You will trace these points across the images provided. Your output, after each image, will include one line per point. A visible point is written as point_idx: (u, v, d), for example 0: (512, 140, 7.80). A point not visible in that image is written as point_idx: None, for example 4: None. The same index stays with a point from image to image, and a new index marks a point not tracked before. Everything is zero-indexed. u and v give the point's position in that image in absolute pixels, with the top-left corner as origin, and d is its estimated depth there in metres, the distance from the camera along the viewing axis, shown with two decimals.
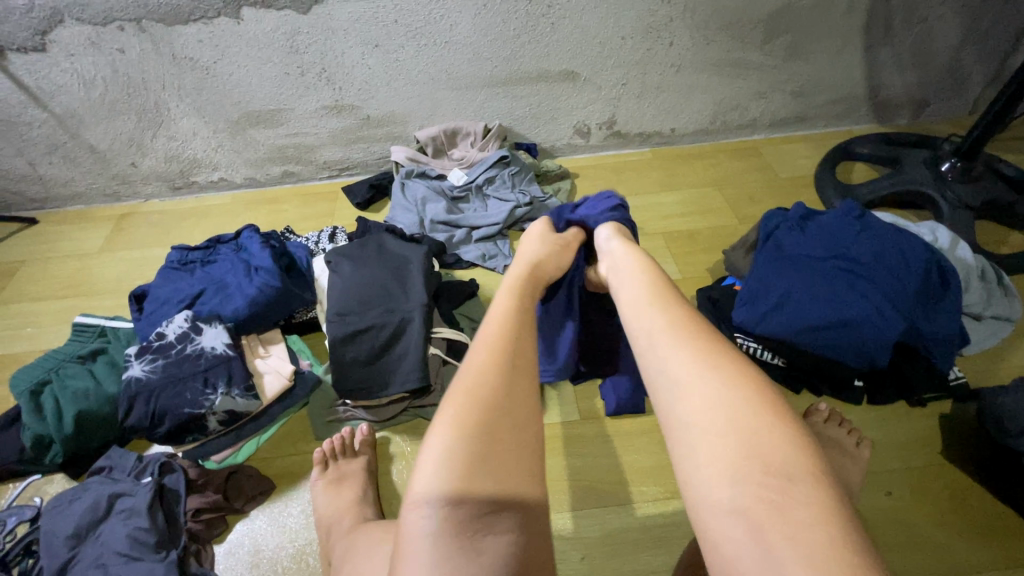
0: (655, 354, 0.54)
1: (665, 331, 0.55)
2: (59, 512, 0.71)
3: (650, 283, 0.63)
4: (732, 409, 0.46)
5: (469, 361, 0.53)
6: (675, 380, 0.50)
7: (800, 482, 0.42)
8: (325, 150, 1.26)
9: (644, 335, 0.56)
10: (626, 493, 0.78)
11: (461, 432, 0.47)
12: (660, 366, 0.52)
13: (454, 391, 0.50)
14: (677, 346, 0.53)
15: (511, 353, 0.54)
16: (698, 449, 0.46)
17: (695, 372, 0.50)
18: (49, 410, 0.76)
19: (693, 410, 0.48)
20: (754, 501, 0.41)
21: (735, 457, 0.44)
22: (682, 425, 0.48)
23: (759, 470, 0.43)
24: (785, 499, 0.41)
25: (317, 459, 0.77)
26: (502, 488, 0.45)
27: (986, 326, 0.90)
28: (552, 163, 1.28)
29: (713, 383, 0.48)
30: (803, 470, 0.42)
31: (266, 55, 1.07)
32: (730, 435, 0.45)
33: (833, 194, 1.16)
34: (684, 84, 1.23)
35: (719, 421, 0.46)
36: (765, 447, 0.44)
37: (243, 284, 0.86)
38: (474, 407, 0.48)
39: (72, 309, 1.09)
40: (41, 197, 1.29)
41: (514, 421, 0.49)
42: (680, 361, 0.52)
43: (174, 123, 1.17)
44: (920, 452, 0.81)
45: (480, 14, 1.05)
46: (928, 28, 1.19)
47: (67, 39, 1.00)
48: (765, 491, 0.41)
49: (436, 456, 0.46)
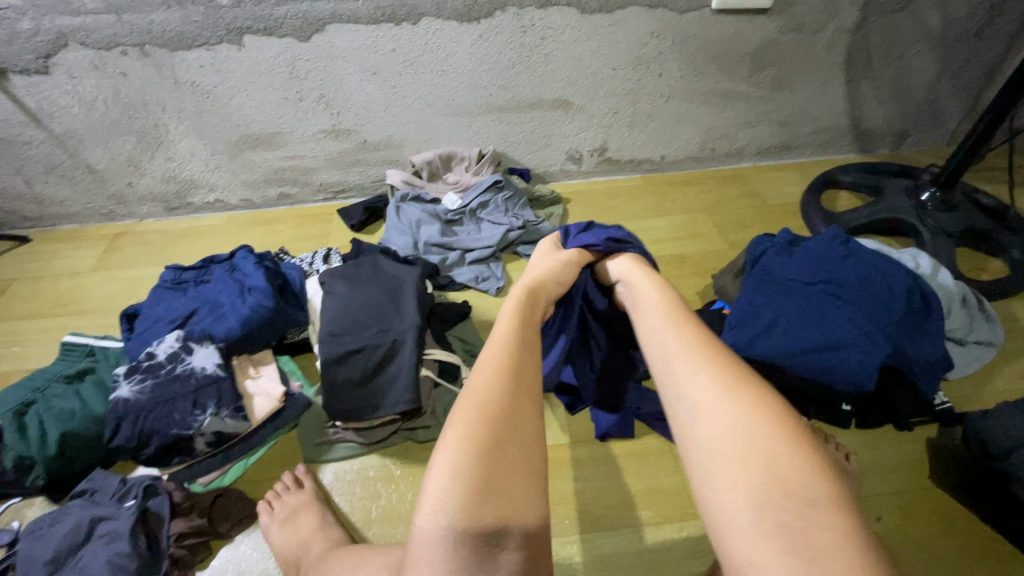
0: (673, 379, 0.55)
1: (683, 355, 0.56)
2: (40, 536, 0.69)
3: (668, 308, 0.63)
4: (751, 436, 0.47)
5: (474, 379, 0.53)
6: (696, 404, 0.51)
7: (819, 507, 0.42)
8: (322, 173, 1.28)
9: (661, 360, 0.57)
10: (617, 517, 0.77)
11: (471, 451, 0.47)
12: (678, 391, 0.53)
13: (462, 405, 0.51)
14: (697, 370, 0.53)
15: (516, 371, 0.54)
16: (720, 471, 0.46)
17: (713, 397, 0.51)
18: (33, 431, 0.75)
19: (713, 435, 0.48)
20: (774, 525, 0.42)
21: (756, 481, 0.44)
22: (702, 450, 0.49)
23: (779, 494, 0.43)
24: (805, 524, 0.41)
25: (262, 505, 0.76)
26: (512, 506, 0.46)
27: (970, 351, 0.92)
28: (545, 188, 1.30)
29: (732, 408, 0.49)
30: (824, 496, 0.43)
31: (267, 82, 1.10)
32: (749, 462, 0.45)
33: (819, 220, 1.18)
34: (674, 114, 1.27)
35: (740, 446, 0.46)
36: (787, 472, 0.44)
37: (236, 304, 0.87)
38: (483, 421, 0.49)
39: (61, 328, 1.08)
40: (35, 216, 1.29)
41: (522, 438, 0.49)
42: (699, 385, 0.52)
43: (173, 145, 1.19)
44: (906, 477, 0.82)
45: (476, 45, 1.09)
46: (906, 65, 1.24)
47: (70, 62, 1.02)
48: (787, 516, 0.42)
49: (444, 476, 0.46)
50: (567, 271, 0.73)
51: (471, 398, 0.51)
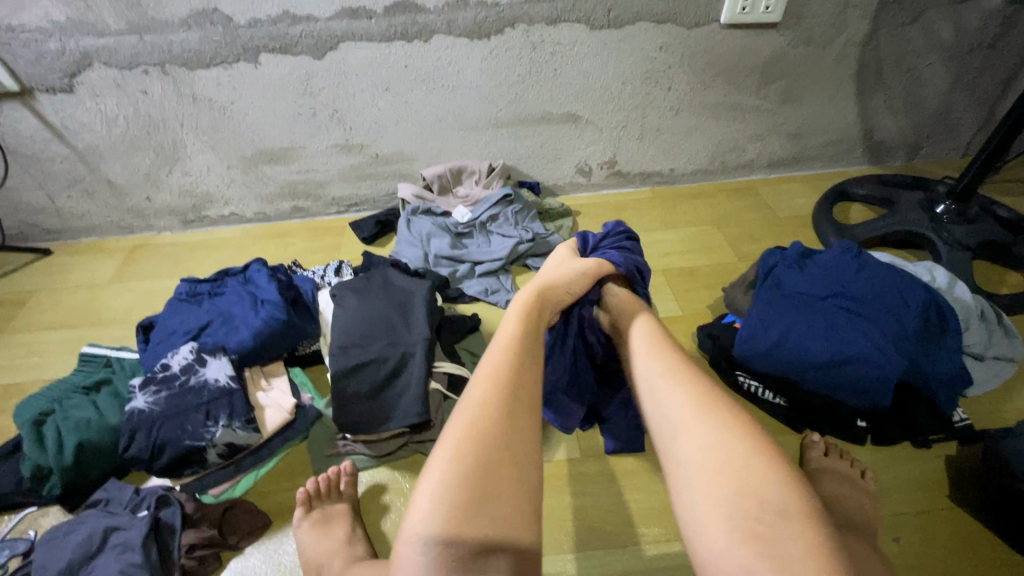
0: (656, 399, 0.56)
1: (668, 377, 0.57)
2: (54, 545, 0.70)
3: (654, 334, 0.65)
4: (727, 450, 0.47)
5: (468, 395, 0.53)
6: (676, 420, 0.52)
7: (790, 518, 0.42)
8: (334, 186, 1.30)
9: (645, 382, 0.59)
10: (627, 534, 0.76)
11: (460, 465, 0.47)
12: (661, 410, 0.55)
13: (454, 421, 0.51)
14: (678, 390, 0.55)
15: (511, 386, 0.54)
16: (696, 484, 0.47)
17: (690, 415, 0.52)
18: (50, 441, 0.76)
19: (690, 450, 0.49)
20: (747, 535, 0.42)
21: (732, 494, 0.45)
22: (680, 465, 0.49)
23: (752, 505, 0.43)
24: (776, 533, 0.42)
25: (300, 498, 0.75)
26: (500, 521, 0.45)
27: (989, 366, 0.90)
28: (555, 201, 1.30)
29: (711, 425, 0.50)
30: (796, 507, 0.43)
31: (282, 98, 1.12)
32: (724, 475, 0.46)
33: (831, 233, 1.17)
34: (683, 127, 1.27)
35: (716, 460, 0.47)
36: (761, 484, 0.44)
37: (249, 316, 0.88)
38: (473, 439, 0.49)
39: (79, 339, 1.10)
40: (57, 229, 1.33)
41: (515, 452, 0.49)
42: (679, 404, 0.54)
43: (190, 160, 1.22)
44: (926, 496, 0.79)
45: (486, 60, 1.10)
46: (918, 77, 1.23)
47: (93, 81, 1.06)
48: (759, 525, 0.42)
49: (433, 492, 0.46)
50: (584, 278, 0.75)
51: (462, 416, 0.51)
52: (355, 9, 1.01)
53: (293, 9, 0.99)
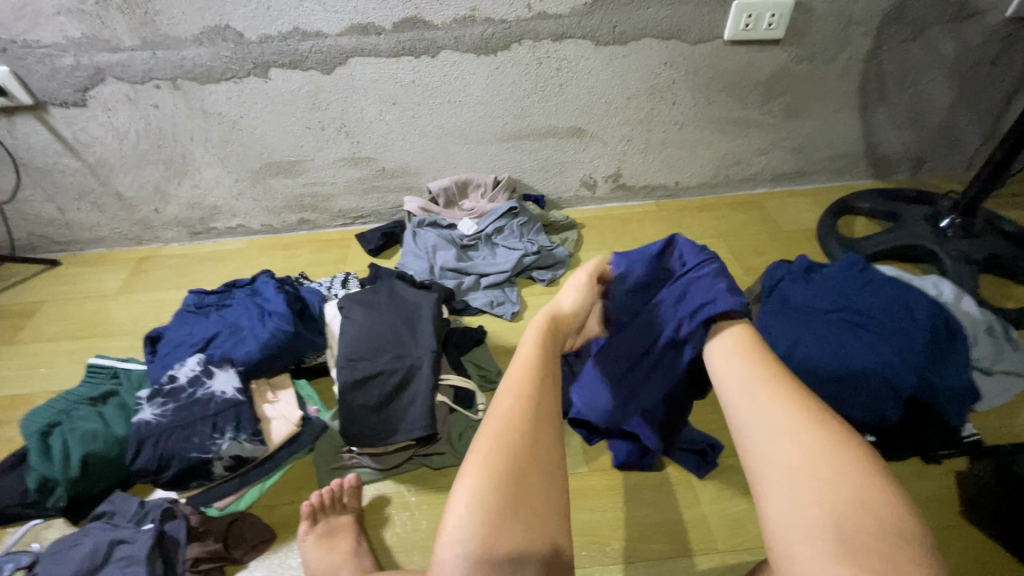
0: (750, 400, 0.53)
1: (761, 381, 0.54)
2: (58, 559, 0.70)
3: (743, 340, 0.60)
4: (836, 467, 0.45)
5: (495, 406, 0.53)
6: (774, 429, 0.50)
7: (909, 540, 0.41)
8: (341, 199, 1.31)
9: (737, 383, 0.56)
10: (635, 550, 0.76)
11: (491, 472, 0.47)
12: (755, 412, 0.52)
13: (483, 433, 0.50)
14: (773, 397, 0.52)
15: (537, 400, 0.53)
16: (800, 499, 0.45)
17: (793, 421, 0.49)
18: (56, 453, 0.76)
19: (793, 458, 0.47)
20: (859, 556, 0.40)
21: (841, 513, 0.43)
22: (781, 471, 0.47)
23: (868, 522, 0.42)
24: (894, 556, 0.40)
25: (305, 513, 0.74)
26: (531, 529, 0.45)
27: (997, 381, 0.89)
28: (560, 214, 1.31)
29: (816, 436, 0.48)
30: (909, 527, 0.42)
31: (291, 112, 1.14)
32: (836, 489, 0.44)
33: (835, 246, 1.18)
34: (687, 140, 1.28)
35: (823, 471, 0.45)
36: (874, 500, 0.43)
37: (256, 328, 0.88)
38: (503, 452, 0.48)
39: (86, 350, 1.11)
40: (66, 240, 1.34)
41: (543, 463, 0.49)
42: (778, 409, 0.51)
43: (199, 173, 1.23)
44: (938, 512, 0.79)
45: (493, 75, 1.12)
46: (921, 92, 1.24)
47: (106, 95, 1.07)
48: (875, 546, 0.41)
49: (465, 502, 0.46)
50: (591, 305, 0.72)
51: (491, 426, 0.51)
52: (365, 26, 1.02)
53: (304, 26, 1.01)
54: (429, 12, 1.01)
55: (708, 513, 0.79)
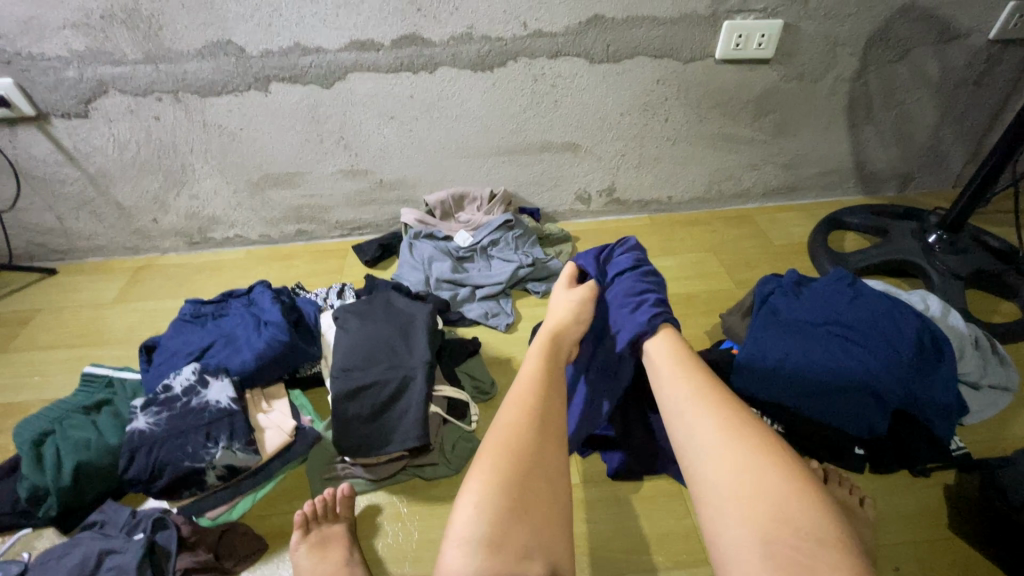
0: (682, 421, 0.58)
1: (691, 402, 0.58)
2: (47, 568, 0.70)
3: (677, 356, 0.66)
4: (756, 477, 0.49)
5: (502, 416, 0.55)
6: (704, 446, 0.54)
7: (831, 548, 0.43)
8: (339, 211, 1.33)
9: (673, 405, 0.60)
10: (627, 562, 0.76)
11: (498, 478, 0.49)
12: (687, 434, 0.56)
13: (490, 440, 0.53)
14: (705, 414, 0.56)
15: (542, 410, 0.56)
16: (728, 512, 0.49)
17: (718, 441, 0.53)
18: (49, 461, 0.76)
19: (717, 475, 0.51)
20: (782, 564, 0.43)
21: (766, 521, 0.46)
22: (709, 490, 0.51)
23: (789, 533, 0.45)
24: (812, 561, 0.43)
25: (298, 522, 0.74)
26: (539, 533, 0.47)
27: (985, 395, 0.90)
28: (555, 227, 1.33)
29: (739, 448, 0.51)
30: (829, 534, 0.44)
31: (290, 124, 1.16)
32: (757, 501, 0.48)
33: (826, 261, 1.20)
34: (680, 156, 1.30)
35: (746, 487, 0.49)
36: (792, 510, 0.46)
37: (252, 338, 0.89)
38: (512, 457, 0.50)
39: (81, 358, 1.11)
40: (64, 249, 1.34)
41: (546, 470, 0.51)
42: (706, 429, 0.55)
43: (198, 184, 1.24)
44: (926, 525, 0.80)
45: (489, 91, 1.14)
46: (907, 111, 1.27)
47: (108, 107, 1.09)
48: (793, 554, 0.43)
49: (473, 502, 0.47)
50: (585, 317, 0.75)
51: (497, 434, 0.53)
52: (364, 42, 1.05)
53: (304, 41, 1.03)
54: (427, 29, 1.04)
55: (699, 525, 0.79)
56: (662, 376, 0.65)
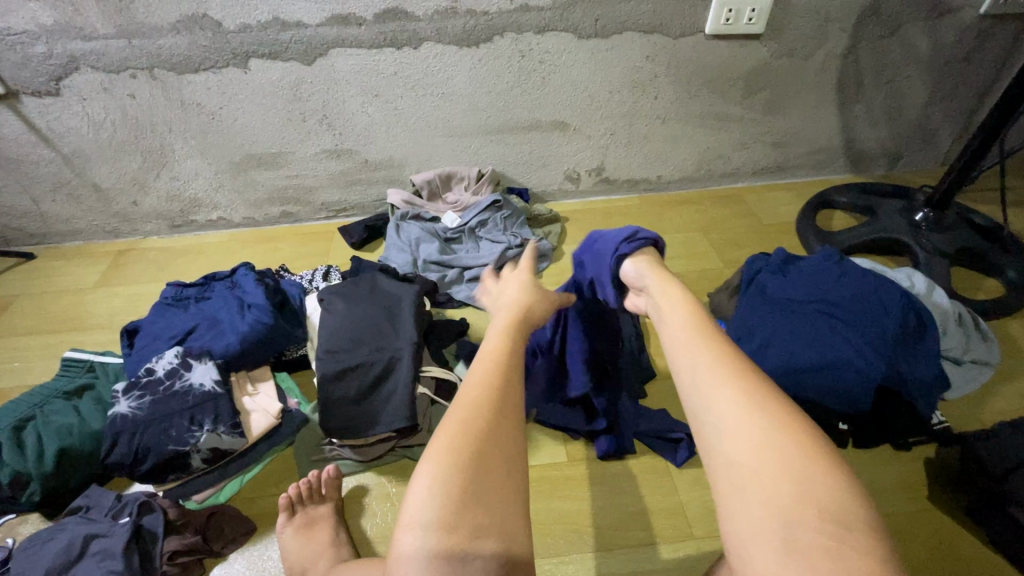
0: (699, 392, 0.51)
1: (709, 370, 0.52)
2: (33, 553, 0.69)
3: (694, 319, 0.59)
4: (779, 453, 0.44)
5: (460, 396, 0.53)
6: (722, 420, 0.48)
7: (857, 530, 0.39)
8: (324, 192, 1.31)
9: (689, 374, 0.53)
10: (614, 538, 0.77)
11: (454, 457, 0.47)
12: (704, 403, 0.50)
13: (446, 421, 0.50)
14: (725, 384, 0.50)
15: (499, 388, 0.53)
16: (748, 491, 0.43)
17: (741, 413, 0.47)
18: (30, 447, 0.75)
19: (739, 450, 0.45)
20: (804, 545, 0.38)
21: (788, 500, 0.41)
22: (727, 467, 0.45)
23: (811, 513, 0.40)
24: (838, 545, 0.38)
25: (283, 505, 0.74)
26: (492, 511, 0.45)
27: (967, 370, 0.92)
28: (543, 207, 1.32)
29: (762, 424, 0.46)
30: (857, 516, 0.40)
31: (271, 103, 1.13)
32: (779, 479, 0.42)
33: (814, 239, 1.20)
34: (669, 134, 1.29)
35: (769, 463, 0.43)
36: (818, 490, 0.41)
37: (235, 321, 0.88)
38: (466, 438, 0.48)
39: (62, 344, 1.09)
40: (41, 233, 1.31)
41: (504, 450, 0.49)
42: (727, 399, 0.48)
43: (178, 165, 1.21)
44: (909, 498, 0.81)
45: (476, 67, 1.12)
46: (897, 88, 1.26)
47: (80, 84, 1.05)
48: (820, 535, 0.39)
49: (425, 487, 0.46)
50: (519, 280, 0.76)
51: (454, 416, 0.50)
52: (345, 16, 1.01)
53: (283, 16, 1.00)
54: (410, 2, 1.00)
55: (687, 501, 0.80)
56: (678, 350, 0.57)
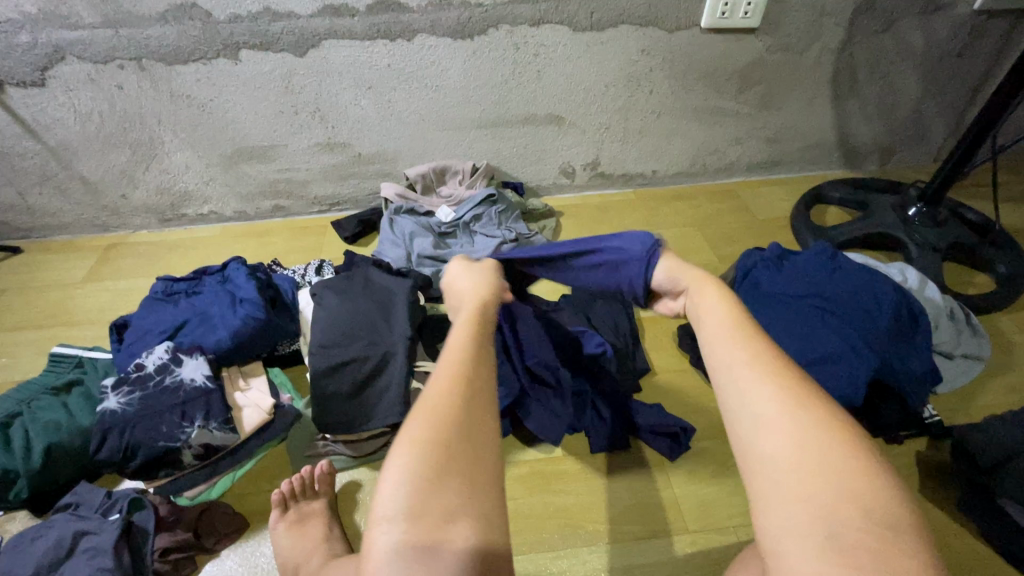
0: (731, 380, 0.46)
1: (742, 359, 0.47)
2: (22, 551, 0.69)
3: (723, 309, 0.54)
4: (822, 449, 0.40)
5: (434, 380, 0.49)
6: (757, 412, 0.43)
7: (906, 535, 0.36)
8: (316, 185, 1.29)
9: (718, 361, 0.48)
10: (608, 532, 0.77)
11: (424, 444, 0.44)
12: (737, 393, 0.45)
13: (419, 407, 0.47)
14: (759, 375, 0.45)
15: (474, 374, 0.49)
16: (785, 485, 0.39)
17: (778, 404, 0.43)
18: (17, 444, 0.74)
19: (776, 444, 0.41)
20: (851, 546, 0.35)
21: (832, 500, 0.37)
22: (763, 460, 0.41)
23: (856, 513, 0.37)
24: (886, 548, 0.35)
25: (276, 501, 0.74)
26: (465, 499, 0.42)
27: (958, 364, 0.93)
28: (538, 202, 1.31)
29: (801, 418, 0.42)
30: (901, 515, 0.37)
31: (262, 95, 1.11)
32: (821, 476, 0.39)
33: (808, 234, 1.20)
34: (664, 129, 1.29)
35: (812, 457, 0.40)
36: (863, 490, 0.38)
37: (226, 315, 0.87)
38: (437, 425, 0.45)
39: (49, 339, 1.07)
40: (27, 226, 1.29)
41: (478, 438, 0.45)
42: (763, 391, 0.44)
43: (167, 157, 1.19)
44: None
45: (470, 60, 1.10)
46: (890, 84, 1.26)
47: (67, 75, 1.03)
48: (867, 537, 0.35)
49: (396, 475, 0.43)
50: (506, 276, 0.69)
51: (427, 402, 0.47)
52: (338, 7, 1.00)
53: (274, 6, 0.98)
54: None
55: (680, 495, 0.81)
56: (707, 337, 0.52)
